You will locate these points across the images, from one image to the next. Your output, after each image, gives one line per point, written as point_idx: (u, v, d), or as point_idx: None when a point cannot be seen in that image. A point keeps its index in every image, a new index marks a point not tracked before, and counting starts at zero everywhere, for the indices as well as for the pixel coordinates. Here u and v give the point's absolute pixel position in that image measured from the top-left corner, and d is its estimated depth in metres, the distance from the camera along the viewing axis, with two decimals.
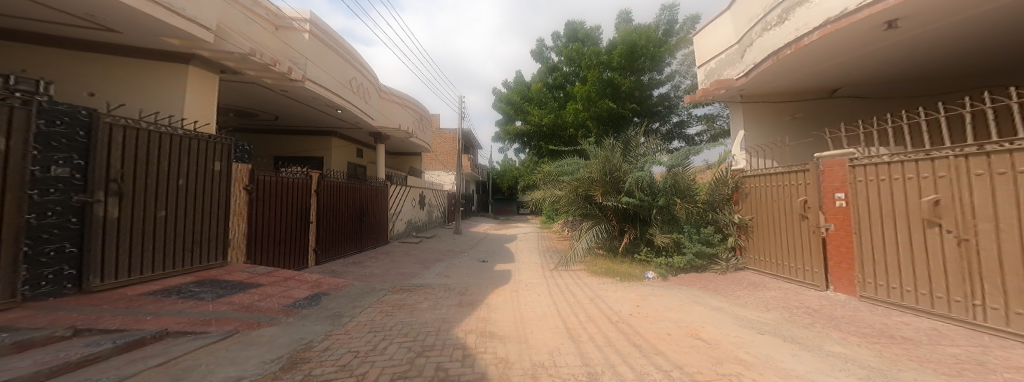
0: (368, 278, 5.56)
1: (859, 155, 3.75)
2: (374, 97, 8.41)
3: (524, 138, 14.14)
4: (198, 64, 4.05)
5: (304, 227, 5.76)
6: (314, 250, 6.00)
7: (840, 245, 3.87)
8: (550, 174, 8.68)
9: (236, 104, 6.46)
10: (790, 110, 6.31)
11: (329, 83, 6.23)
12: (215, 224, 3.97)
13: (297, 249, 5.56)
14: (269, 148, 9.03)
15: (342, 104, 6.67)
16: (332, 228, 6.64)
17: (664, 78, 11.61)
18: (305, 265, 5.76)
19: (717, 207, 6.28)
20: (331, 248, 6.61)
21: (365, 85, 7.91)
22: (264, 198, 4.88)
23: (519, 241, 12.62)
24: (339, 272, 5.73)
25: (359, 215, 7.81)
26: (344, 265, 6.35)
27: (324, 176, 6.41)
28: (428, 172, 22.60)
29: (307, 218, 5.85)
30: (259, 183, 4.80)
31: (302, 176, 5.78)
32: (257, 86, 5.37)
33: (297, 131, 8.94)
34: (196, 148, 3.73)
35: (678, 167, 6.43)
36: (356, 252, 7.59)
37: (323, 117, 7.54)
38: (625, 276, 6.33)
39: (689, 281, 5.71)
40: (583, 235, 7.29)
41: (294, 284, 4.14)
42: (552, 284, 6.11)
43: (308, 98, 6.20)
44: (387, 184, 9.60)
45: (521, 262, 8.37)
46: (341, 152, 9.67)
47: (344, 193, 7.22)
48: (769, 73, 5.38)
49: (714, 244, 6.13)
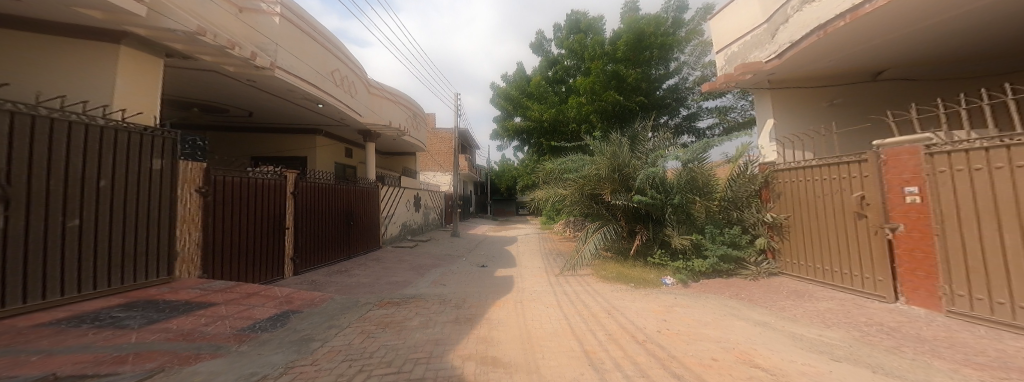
0: (352, 290, 4.88)
1: (938, 140, 3.13)
2: (360, 92, 7.75)
3: (523, 135, 13.55)
4: (132, 44, 3.42)
5: (279, 234, 5.14)
6: (292, 259, 5.39)
7: (915, 249, 3.28)
8: (553, 173, 8.09)
9: (200, 98, 5.84)
10: (831, 95, 5.67)
11: (305, 73, 5.58)
12: (155, 233, 3.30)
13: (272, 259, 4.96)
14: (247, 148, 8.39)
15: (321, 97, 6.01)
16: (313, 234, 6.02)
17: (671, 70, 10.94)
18: (281, 276, 5.16)
19: (740, 206, 5.61)
20: (313, 256, 5.97)
21: (351, 79, 7.27)
22: (227, 202, 4.25)
23: (521, 243, 11.98)
24: (320, 284, 5.06)
25: (346, 218, 7.16)
26: (328, 275, 5.68)
27: (302, 176, 5.79)
28: (425, 174, 21.99)
29: (281, 223, 5.20)
30: (217, 185, 4.13)
31: (274, 176, 5.13)
32: (217, 74, 4.74)
33: (277, 129, 8.33)
34: (125, 143, 3.07)
35: (693, 162, 5.94)
36: (343, 260, 6.97)
37: (306, 112, 6.92)
38: (640, 282, 5.69)
39: (715, 288, 5.06)
40: (590, 237, 6.62)
41: (258, 301, 3.47)
42: (560, 292, 5.47)
43: (282, 90, 5.53)
44: (377, 185, 8.97)
45: (524, 267, 7.69)
46: (327, 151, 9.04)
47: (328, 196, 6.59)
48: (806, 54, 4.70)
49: (741, 245, 5.45)
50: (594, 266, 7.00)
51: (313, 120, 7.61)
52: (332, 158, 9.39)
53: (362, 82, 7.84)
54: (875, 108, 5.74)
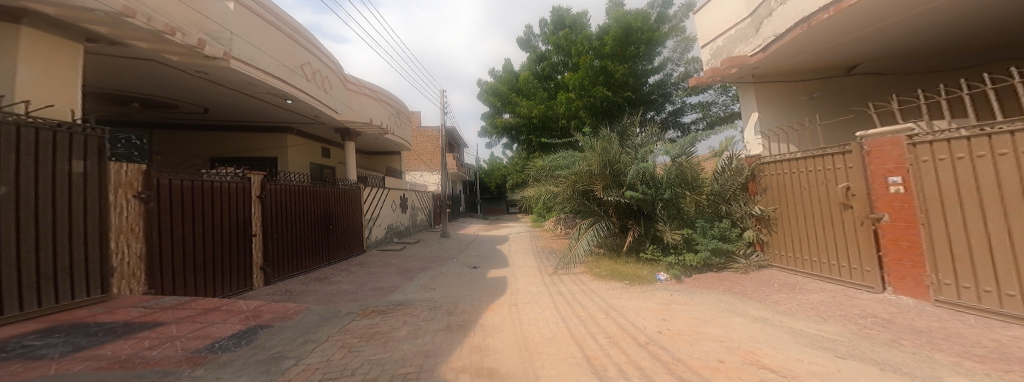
0: (331, 299, 4.56)
1: (919, 130, 3.12)
2: (336, 88, 7.32)
3: (512, 132, 13.38)
4: (35, 24, 2.90)
5: (243, 242, 4.75)
6: (259, 267, 5.02)
7: (900, 239, 3.28)
8: (543, 170, 7.95)
9: (147, 92, 5.32)
10: (809, 89, 5.75)
11: (270, 66, 5.14)
12: (79, 247, 2.82)
13: (236, 270, 4.59)
14: (210, 147, 7.85)
15: (289, 92, 5.59)
16: (286, 240, 5.63)
17: (656, 66, 10.96)
18: (249, 287, 4.79)
19: (728, 200, 5.63)
20: (286, 264, 5.60)
21: (325, 74, 6.84)
22: (175, 208, 3.84)
23: (512, 242, 11.83)
24: (296, 293, 4.72)
25: (324, 222, 6.78)
26: (306, 284, 5.32)
27: (270, 178, 5.40)
28: (410, 173, 21.49)
29: (246, 229, 4.82)
30: (162, 189, 3.71)
31: (235, 178, 4.74)
32: (156, 64, 4.28)
33: (244, 128, 7.80)
34: (35, 141, 2.56)
35: (682, 157, 5.88)
36: (323, 266, 6.59)
37: (272, 109, 6.45)
38: (634, 279, 5.63)
39: (708, 283, 5.07)
40: (582, 234, 6.52)
41: (219, 317, 3.15)
42: (556, 293, 5.35)
43: (241, 84, 5.07)
44: (358, 186, 8.57)
45: (516, 267, 7.54)
46: (300, 151, 8.56)
47: (302, 200, 6.18)
48: (790, 47, 4.71)
49: (731, 239, 5.48)
50: (588, 263, 6.93)
51: (284, 117, 7.12)
52: (307, 158, 8.89)
53: (338, 77, 7.41)
54: (852, 101, 5.90)
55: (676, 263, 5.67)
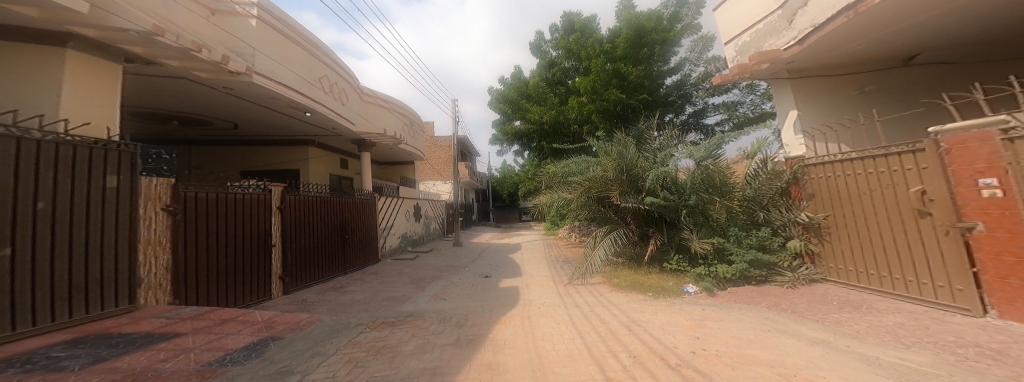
0: (343, 310, 4.46)
1: (1019, 121, 2.53)
2: (352, 100, 7.46)
3: (524, 139, 13.20)
4: (83, 48, 2.84)
5: (264, 253, 4.73)
6: (279, 277, 5.01)
7: (1003, 253, 2.69)
8: (556, 177, 7.65)
9: (178, 112, 5.53)
10: (859, 82, 5.12)
11: (290, 79, 5.23)
12: (109, 262, 2.71)
13: (255, 280, 4.53)
14: (238, 163, 8.18)
15: (308, 105, 5.68)
16: (304, 249, 5.63)
17: (672, 66, 10.48)
18: (269, 296, 4.76)
19: (768, 207, 5.06)
20: (304, 274, 5.61)
21: (342, 87, 6.98)
22: (200, 220, 3.75)
23: (526, 250, 11.51)
24: (311, 303, 4.66)
25: (341, 232, 6.83)
26: (320, 293, 5.27)
27: (290, 191, 5.44)
28: (424, 183, 21.70)
29: (266, 239, 4.79)
30: (188, 202, 3.62)
31: (257, 190, 4.75)
32: (189, 82, 4.33)
33: (269, 142, 8.08)
34: (68, 156, 2.47)
35: (708, 160, 5.37)
36: (337, 275, 6.58)
37: (294, 122, 6.59)
38: (658, 291, 5.15)
39: (745, 297, 4.53)
40: (599, 242, 6.10)
41: (234, 328, 3.02)
42: (571, 305, 4.97)
43: (264, 99, 5.15)
44: (374, 196, 8.64)
45: (529, 277, 7.19)
46: (320, 162, 8.75)
47: (318, 210, 6.22)
48: (831, 39, 4.15)
49: (772, 249, 4.91)
50: (606, 274, 6.51)
51: (304, 130, 7.30)
52: (327, 170, 9.09)
53: (354, 89, 7.54)
54: (913, 95, 5.18)
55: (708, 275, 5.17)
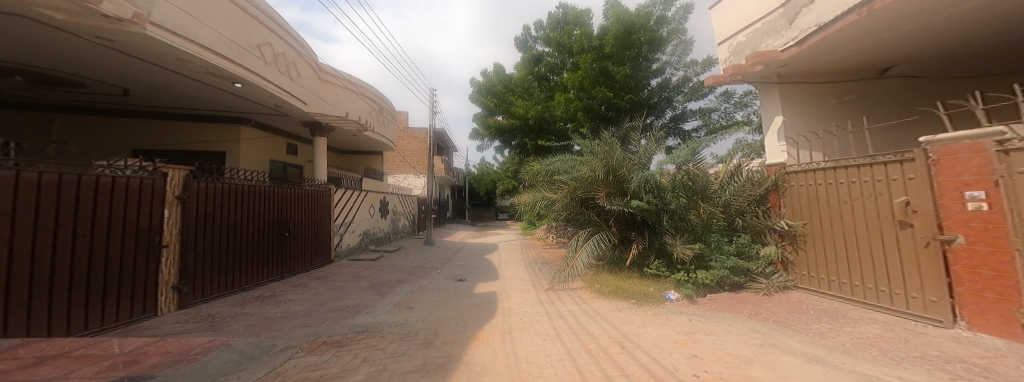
0: (269, 326, 3.70)
1: (1015, 135, 2.53)
2: (306, 75, 6.45)
3: (505, 135, 12.79)
4: None
5: (149, 255, 3.79)
6: (172, 285, 4.05)
7: (981, 267, 2.73)
8: (542, 175, 7.42)
9: (33, 65, 4.37)
10: (840, 92, 5.36)
11: (212, 41, 4.22)
12: None
13: (132, 292, 3.59)
14: (141, 138, 6.93)
15: (238, 75, 4.67)
16: (212, 249, 4.62)
17: (656, 68, 10.55)
18: (154, 313, 3.83)
19: (749, 214, 5.14)
20: (215, 280, 4.66)
21: (291, 59, 5.96)
22: (25, 210, 2.74)
23: (502, 251, 11.05)
24: (220, 319, 3.82)
25: (277, 229, 5.89)
26: (236, 305, 4.39)
27: (195, 173, 4.47)
28: (393, 176, 20.43)
29: (153, 239, 3.84)
30: (1, 184, 2.61)
31: (141, 173, 3.78)
32: (35, 22, 3.31)
33: (187, 116, 6.89)
34: None
35: (688, 164, 5.30)
36: (265, 282, 5.60)
37: (221, 95, 5.53)
38: (642, 298, 4.98)
39: (726, 305, 4.46)
40: (581, 247, 5.81)
41: (59, 368, 2.23)
42: (554, 315, 4.60)
43: (168, 58, 4.14)
44: (328, 187, 7.64)
45: (507, 280, 6.76)
46: (257, 145, 7.55)
47: (246, 198, 5.27)
48: (832, 41, 4.21)
49: (751, 257, 4.98)
50: (587, 278, 6.27)
51: (236, 106, 6.21)
52: (268, 155, 7.94)
53: (310, 66, 6.58)
54: (887, 106, 5.52)
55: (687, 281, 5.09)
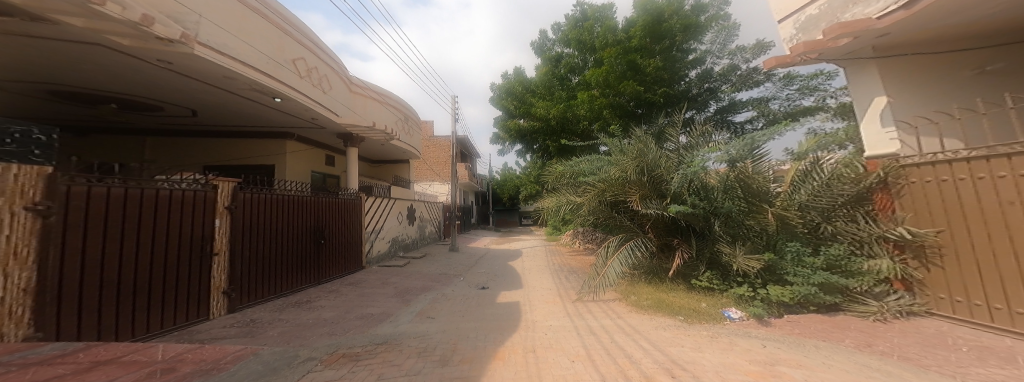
0: (300, 334, 3.51)
1: None
2: (338, 88, 6.62)
3: (526, 137, 12.34)
4: None
5: (202, 263, 3.81)
6: (223, 292, 4.07)
7: None
8: (567, 177, 7.12)
9: (108, 93, 4.72)
10: (977, 60, 4.23)
11: (251, 57, 4.29)
12: None
13: (187, 297, 3.59)
14: (199, 156, 7.50)
15: (277, 90, 4.81)
16: (259, 257, 4.72)
17: (692, 60, 9.45)
18: (208, 316, 3.84)
19: (841, 218, 4.31)
20: (262, 286, 4.75)
21: (324, 72, 6.08)
22: (94, 224, 2.73)
23: (527, 257, 10.57)
24: (260, 325, 3.71)
25: (314, 237, 6.00)
26: (276, 311, 4.36)
27: (240, 185, 4.48)
28: (420, 184, 20.91)
29: (205, 247, 3.86)
30: (76, 199, 2.60)
31: (195, 185, 3.81)
32: (106, 50, 3.39)
33: (239, 134, 7.38)
34: None
35: (745, 160, 4.65)
36: (311, 287, 5.83)
37: (263, 110, 5.74)
38: (692, 314, 4.52)
39: (815, 329, 3.75)
40: (613, 254, 5.50)
41: (102, 377, 1.98)
42: (585, 331, 4.00)
43: (216, 77, 4.24)
44: (359, 196, 7.77)
45: (531, 289, 6.25)
46: (299, 159, 7.93)
47: (288, 208, 5.40)
48: (952, 2, 3.18)
49: (856, 273, 4.02)
50: (619, 290, 5.91)
51: (278, 120, 6.46)
52: (308, 165, 8.34)
53: (341, 79, 6.73)
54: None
55: (756, 298, 4.61)
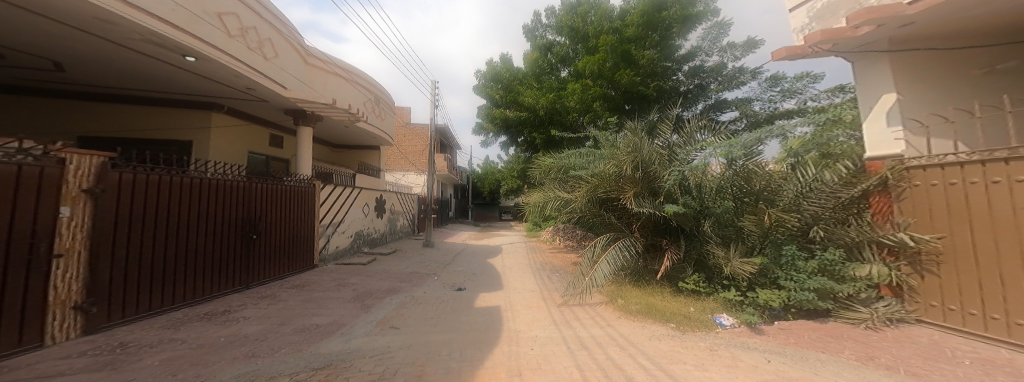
0: (196, 361, 2.75)
1: None
2: (285, 55, 5.62)
3: (512, 129, 11.78)
4: None
5: (33, 268, 2.72)
6: (72, 307, 3.02)
7: None
8: (554, 171, 6.66)
9: None
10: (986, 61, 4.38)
11: (164, 8, 3.30)
12: None
13: (1, 316, 2.50)
14: (107, 124, 6.46)
15: (192, 49, 3.72)
16: (152, 256, 3.82)
17: (681, 58, 9.31)
18: (40, 343, 2.79)
19: (828, 221, 4.22)
20: (151, 294, 3.82)
21: (265, 35, 5.10)
22: None
23: (507, 254, 10.02)
24: (132, 352, 2.91)
25: (242, 230, 5.14)
26: (169, 329, 3.54)
27: (115, 163, 3.45)
28: (392, 174, 19.71)
29: (37, 247, 2.75)
30: None
31: (23, 157, 2.66)
32: None
33: (156, 101, 6.43)
34: None
35: (744, 159, 4.38)
36: (231, 291, 4.94)
37: (171, 70, 4.51)
38: (682, 320, 4.21)
39: (814, 340, 3.52)
40: (601, 255, 5.07)
41: None
42: (574, 344, 3.52)
43: (95, 22, 3.04)
44: (311, 183, 6.91)
45: (513, 290, 5.74)
46: (231, 135, 7.05)
47: (203, 195, 4.52)
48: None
49: (846, 278, 4.00)
50: (607, 291, 5.57)
51: (199, 88, 5.35)
52: (241, 146, 7.36)
53: (293, 47, 5.82)
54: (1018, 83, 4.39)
55: (745, 302, 4.43)
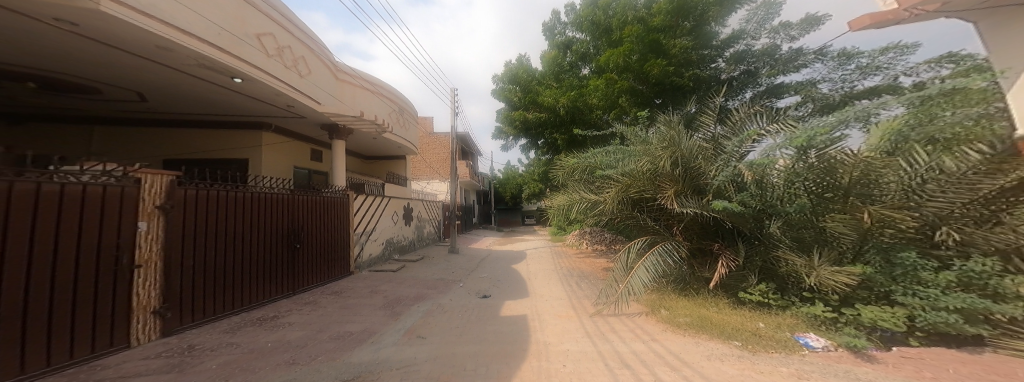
0: (246, 366, 2.80)
1: None
2: (317, 71, 6.01)
3: (534, 132, 11.64)
4: None
5: (117, 278, 2.97)
6: (156, 312, 3.32)
7: None
8: (578, 170, 6.20)
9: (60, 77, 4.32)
10: None
11: (204, 27, 3.55)
12: None
13: (95, 320, 2.75)
14: (182, 147, 7.42)
15: (233, 69, 4.06)
16: (213, 268, 4.11)
17: (719, 44, 8.62)
18: (128, 343, 3.07)
19: (965, 221, 3.33)
20: (214, 300, 4.12)
21: (299, 53, 5.47)
22: None
23: (530, 259, 9.70)
24: (198, 354, 3.06)
25: (287, 241, 5.45)
26: (229, 333, 3.74)
27: (179, 181, 3.76)
28: (416, 182, 20.34)
29: (121, 258, 3.01)
30: None
31: (106, 178, 2.93)
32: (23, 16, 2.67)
33: (220, 125, 7.29)
34: None
35: (818, 148, 3.47)
36: (281, 297, 5.23)
37: (220, 92, 4.95)
38: (750, 337, 3.48)
39: (962, 374, 2.63)
40: (637, 260, 4.47)
41: None
42: (615, 360, 3.05)
43: (148, 47, 3.37)
44: (347, 194, 7.25)
45: (539, 298, 5.34)
46: (277, 151, 7.71)
47: (252, 211, 4.81)
48: None
49: (998, 294, 3.02)
50: (645, 301, 4.92)
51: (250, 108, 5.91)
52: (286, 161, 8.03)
53: (324, 64, 6.23)
54: None
55: (840, 321, 3.59)
